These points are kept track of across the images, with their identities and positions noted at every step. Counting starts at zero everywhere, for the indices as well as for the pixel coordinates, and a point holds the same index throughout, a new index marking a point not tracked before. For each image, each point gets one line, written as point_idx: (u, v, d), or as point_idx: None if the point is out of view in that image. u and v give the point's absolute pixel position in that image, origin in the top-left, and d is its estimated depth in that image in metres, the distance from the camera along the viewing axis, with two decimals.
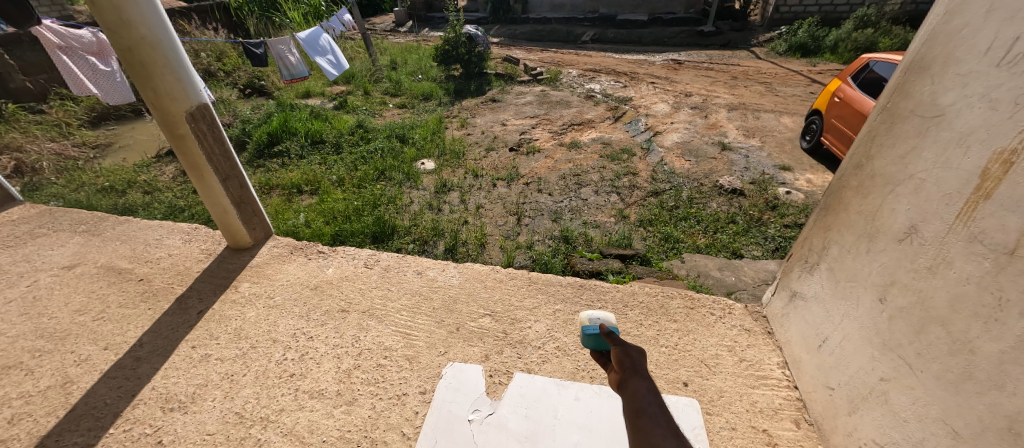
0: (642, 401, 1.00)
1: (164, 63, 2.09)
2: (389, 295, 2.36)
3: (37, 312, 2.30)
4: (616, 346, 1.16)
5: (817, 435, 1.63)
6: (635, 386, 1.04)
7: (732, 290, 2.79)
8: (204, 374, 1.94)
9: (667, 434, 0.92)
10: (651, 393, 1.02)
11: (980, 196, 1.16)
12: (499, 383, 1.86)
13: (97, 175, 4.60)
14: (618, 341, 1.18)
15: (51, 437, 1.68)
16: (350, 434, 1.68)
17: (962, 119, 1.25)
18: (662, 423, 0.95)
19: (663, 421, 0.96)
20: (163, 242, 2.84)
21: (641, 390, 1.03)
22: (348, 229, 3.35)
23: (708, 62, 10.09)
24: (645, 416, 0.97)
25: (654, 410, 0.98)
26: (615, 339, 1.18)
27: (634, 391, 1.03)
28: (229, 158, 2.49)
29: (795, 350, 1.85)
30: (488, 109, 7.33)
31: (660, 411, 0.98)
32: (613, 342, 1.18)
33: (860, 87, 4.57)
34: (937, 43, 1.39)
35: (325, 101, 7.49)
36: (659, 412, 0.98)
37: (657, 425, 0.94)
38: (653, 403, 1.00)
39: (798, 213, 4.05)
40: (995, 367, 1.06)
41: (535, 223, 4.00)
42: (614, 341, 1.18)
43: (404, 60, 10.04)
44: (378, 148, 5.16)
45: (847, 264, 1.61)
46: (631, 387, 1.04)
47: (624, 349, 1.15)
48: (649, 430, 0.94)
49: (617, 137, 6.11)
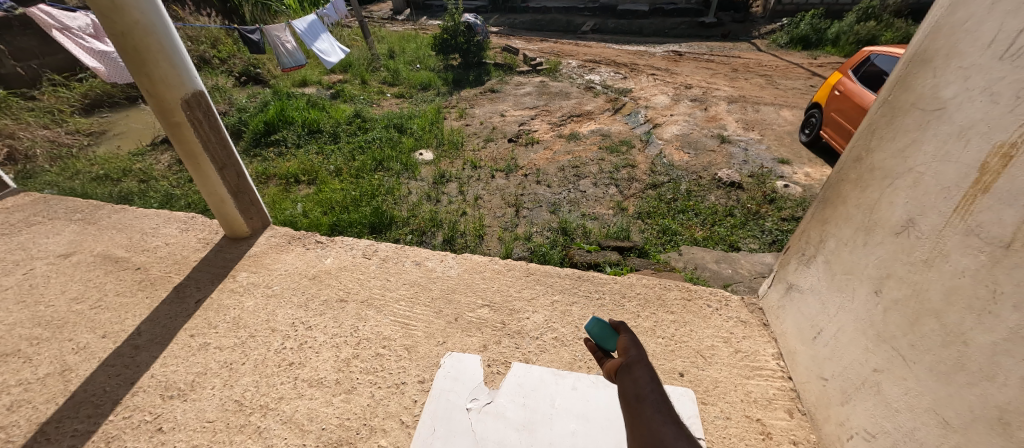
0: (643, 388, 1.02)
1: (159, 49, 2.06)
2: (388, 285, 2.37)
3: (34, 300, 2.30)
4: (625, 335, 1.18)
5: (809, 424, 1.66)
6: (639, 373, 1.06)
7: (728, 283, 2.82)
8: (204, 362, 1.95)
9: (666, 421, 0.93)
10: (653, 381, 1.04)
11: (978, 190, 1.16)
12: (498, 373, 1.88)
13: (92, 163, 4.56)
14: (628, 332, 1.20)
15: (51, 424, 1.69)
16: (350, 422, 1.70)
17: (963, 112, 1.26)
18: (662, 409, 0.97)
19: (663, 408, 0.97)
20: (160, 231, 2.83)
21: (644, 378, 1.04)
22: (347, 220, 3.33)
23: (709, 53, 10.03)
24: (645, 401, 0.98)
25: (654, 397, 1.00)
26: (626, 329, 1.20)
27: (637, 377, 1.05)
28: (226, 146, 2.47)
29: (790, 342, 1.88)
30: (487, 100, 7.29)
31: (661, 400, 1.00)
32: (623, 332, 1.19)
33: (861, 80, 4.57)
34: (939, 36, 1.39)
35: (322, 90, 7.41)
36: (659, 400, 0.99)
37: (657, 412, 0.96)
38: (654, 391, 1.02)
39: (796, 206, 4.07)
40: (987, 358, 1.08)
41: (533, 215, 4.00)
42: (624, 331, 1.20)
43: (402, 48, 9.94)
44: (377, 138, 5.13)
45: (844, 256, 1.62)
46: (635, 373, 1.06)
47: (632, 339, 1.17)
48: (649, 415, 0.95)
49: (616, 129, 6.09)
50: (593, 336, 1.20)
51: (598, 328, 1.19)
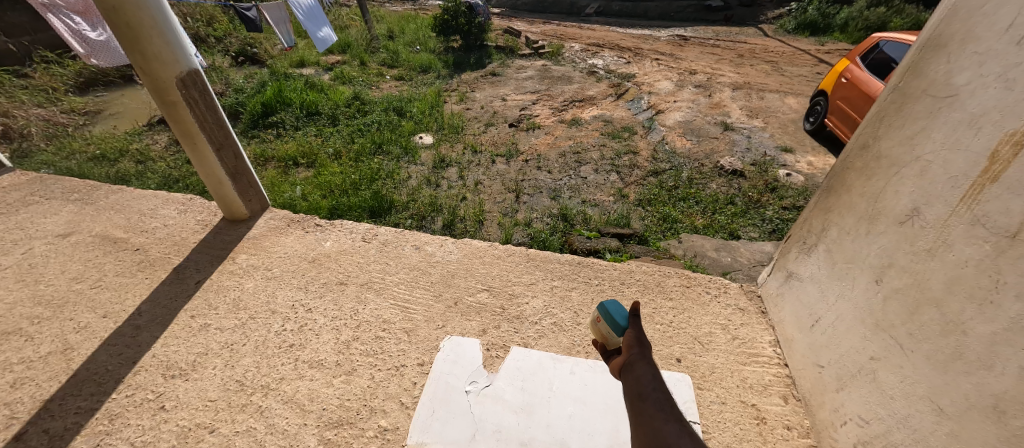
0: (645, 386, 1.02)
1: (152, 25, 2.01)
2: (388, 269, 2.37)
3: (33, 279, 2.29)
4: (633, 328, 1.16)
5: (804, 410, 1.68)
6: (641, 372, 1.06)
7: (727, 271, 2.84)
8: (204, 343, 1.96)
9: (669, 419, 0.94)
10: (655, 379, 1.04)
11: (987, 179, 1.15)
12: (496, 357, 1.89)
13: (88, 142, 4.50)
14: (639, 325, 1.16)
15: (54, 402, 1.70)
16: (350, 403, 1.71)
17: (975, 99, 1.24)
18: (663, 406, 0.98)
19: (666, 405, 0.98)
20: (158, 213, 2.81)
21: (646, 377, 1.04)
22: (346, 203, 3.31)
23: (715, 38, 9.89)
24: (647, 400, 0.99)
25: (656, 395, 1.00)
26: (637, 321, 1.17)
27: (639, 376, 1.05)
28: (224, 127, 2.44)
29: (787, 330, 1.89)
30: (488, 83, 7.19)
31: (663, 397, 1.00)
32: (631, 326, 1.17)
33: (869, 68, 4.52)
34: (955, 21, 1.37)
35: (320, 72, 7.29)
36: (662, 398, 1.00)
37: (660, 410, 0.96)
38: (656, 389, 1.02)
39: (797, 196, 4.06)
40: (986, 348, 1.08)
41: (534, 201, 3.98)
42: (633, 324, 1.17)
43: (401, 29, 9.76)
44: (376, 121, 5.08)
45: (845, 246, 1.63)
46: (637, 371, 1.06)
47: (638, 335, 1.15)
48: (651, 414, 0.96)
49: (619, 115, 6.03)
50: (604, 321, 1.21)
51: (614, 308, 1.19)
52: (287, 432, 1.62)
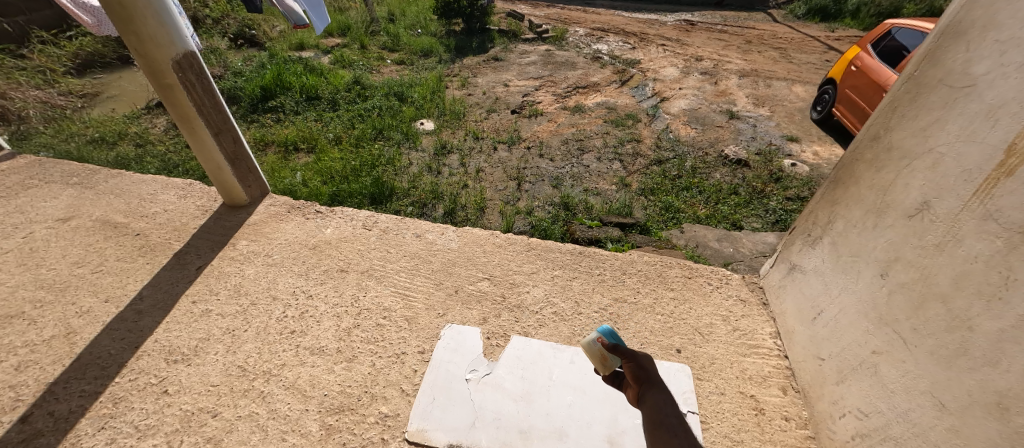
0: (659, 413, 1.02)
1: (146, 6, 1.95)
2: (388, 256, 2.36)
3: (36, 263, 2.29)
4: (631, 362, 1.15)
5: (802, 401, 1.69)
6: (654, 399, 1.05)
7: (728, 261, 2.82)
8: (206, 328, 1.96)
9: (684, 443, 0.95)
10: (669, 403, 1.04)
11: (1002, 173, 1.12)
12: (497, 346, 1.90)
13: (86, 125, 4.46)
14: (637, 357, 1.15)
15: (59, 384, 1.72)
16: (350, 389, 1.72)
17: (993, 90, 1.20)
18: (678, 432, 0.98)
19: (681, 432, 0.98)
20: (158, 197, 2.79)
21: (659, 403, 1.04)
22: (347, 190, 3.29)
23: (723, 24, 9.71)
24: (662, 426, 1.00)
25: (671, 420, 1.00)
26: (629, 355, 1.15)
27: (652, 403, 1.04)
28: (221, 111, 2.40)
29: (789, 321, 1.89)
30: (490, 68, 7.09)
31: (677, 422, 1.00)
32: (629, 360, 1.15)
33: (880, 56, 4.42)
34: (976, 7, 1.33)
35: (319, 55, 7.19)
36: (677, 423, 1.00)
37: (675, 436, 0.97)
38: (671, 414, 1.02)
39: (801, 186, 4.02)
40: (992, 345, 1.07)
41: (536, 189, 3.95)
42: (622, 356, 1.15)
43: (403, 11, 9.57)
44: (377, 105, 5.02)
45: (852, 238, 1.61)
46: (648, 399, 1.06)
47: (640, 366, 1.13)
48: (667, 440, 0.97)
49: (622, 102, 5.94)
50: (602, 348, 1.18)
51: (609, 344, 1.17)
52: (289, 417, 1.63)
